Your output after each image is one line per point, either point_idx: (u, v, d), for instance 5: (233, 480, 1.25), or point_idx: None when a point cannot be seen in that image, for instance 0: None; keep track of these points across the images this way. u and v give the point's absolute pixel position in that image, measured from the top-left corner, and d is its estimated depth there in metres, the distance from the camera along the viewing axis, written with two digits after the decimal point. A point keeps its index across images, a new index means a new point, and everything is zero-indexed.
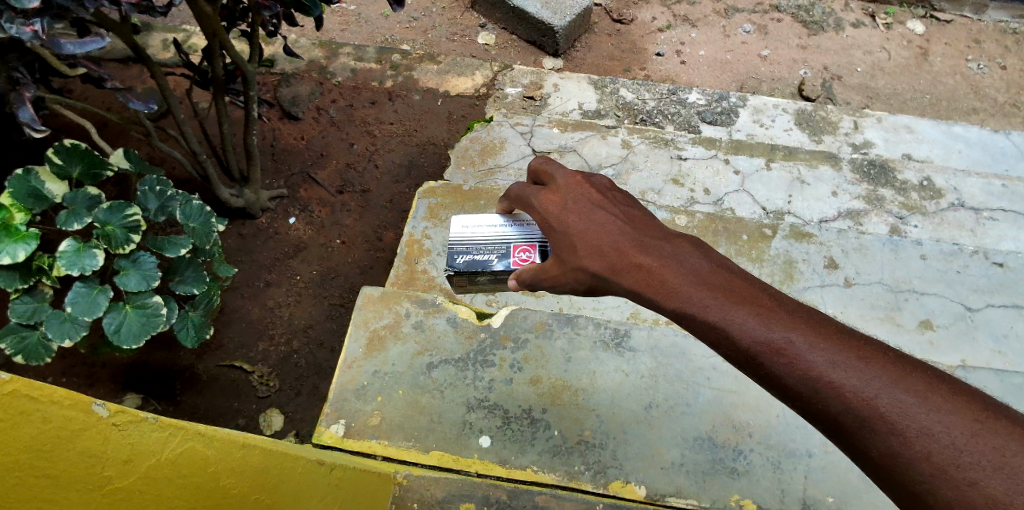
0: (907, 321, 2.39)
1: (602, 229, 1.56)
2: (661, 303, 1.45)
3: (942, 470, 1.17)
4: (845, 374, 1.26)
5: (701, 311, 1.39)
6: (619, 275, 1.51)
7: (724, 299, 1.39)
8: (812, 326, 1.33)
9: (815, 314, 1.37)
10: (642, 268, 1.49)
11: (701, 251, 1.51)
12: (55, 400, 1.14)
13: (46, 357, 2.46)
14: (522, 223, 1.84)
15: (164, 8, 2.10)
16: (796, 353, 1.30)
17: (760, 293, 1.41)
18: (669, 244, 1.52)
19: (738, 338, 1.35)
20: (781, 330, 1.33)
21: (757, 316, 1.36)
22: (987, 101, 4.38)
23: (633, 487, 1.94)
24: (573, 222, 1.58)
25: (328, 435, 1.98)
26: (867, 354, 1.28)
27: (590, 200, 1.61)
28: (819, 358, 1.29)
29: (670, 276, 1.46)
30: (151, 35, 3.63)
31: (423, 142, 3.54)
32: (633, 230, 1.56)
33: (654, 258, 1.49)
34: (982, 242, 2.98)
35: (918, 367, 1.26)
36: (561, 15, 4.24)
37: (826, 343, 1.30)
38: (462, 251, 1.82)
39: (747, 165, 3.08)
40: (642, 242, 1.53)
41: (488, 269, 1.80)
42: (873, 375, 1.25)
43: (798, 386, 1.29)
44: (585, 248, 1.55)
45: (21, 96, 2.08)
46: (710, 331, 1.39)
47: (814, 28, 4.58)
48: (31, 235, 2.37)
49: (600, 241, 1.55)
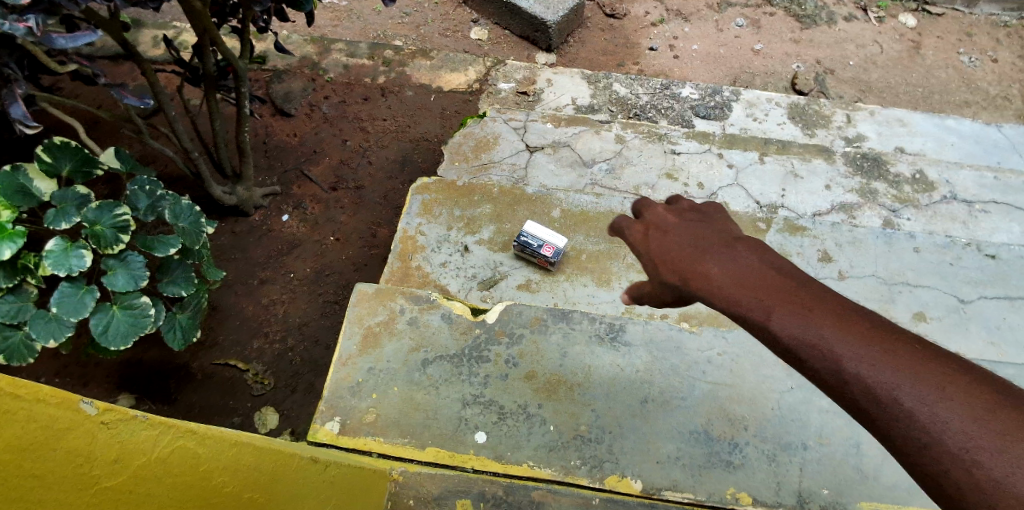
0: (901, 313, 2.40)
1: (669, 244, 1.65)
2: (710, 300, 1.51)
3: (955, 455, 1.19)
4: (871, 367, 1.29)
5: (746, 311, 1.44)
6: (678, 277, 1.58)
7: (765, 296, 1.44)
8: (846, 321, 1.36)
9: (852, 309, 1.38)
10: (699, 273, 1.54)
11: (758, 251, 1.54)
12: (40, 399, 1.10)
13: (28, 358, 2.42)
14: (550, 249, 2.44)
15: (158, 3, 2.07)
16: (828, 347, 1.33)
17: (805, 290, 1.43)
18: (726, 248, 1.57)
19: (777, 335, 1.39)
20: (814, 327, 1.36)
21: (794, 313, 1.39)
22: (978, 94, 4.40)
23: (629, 481, 1.94)
24: (653, 245, 1.67)
25: (323, 432, 1.98)
26: (894, 349, 1.30)
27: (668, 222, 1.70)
28: (849, 352, 1.31)
29: (718, 274, 1.52)
30: (141, 33, 3.61)
31: (416, 138, 3.53)
32: (694, 240, 1.62)
33: (711, 263, 1.54)
34: (976, 234, 2.99)
35: (941, 359, 1.28)
36: (554, 10, 4.22)
37: (856, 337, 1.33)
38: (533, 242, 2.44)
39: (741, 159, 3.09)
40: (704, 249, 1.58)
41: (528, 245, 2.44)
42: (897, 368, 1.27)
43: (828, 378, 1.32)
44: (661, 264, 1.63)
45: (12, 92, 2.07)
46: (753, 328, 1.43)
47: (807, 22, 4.58)
48: (17, 233, 2.34)
49: (670, 255, 1.63)
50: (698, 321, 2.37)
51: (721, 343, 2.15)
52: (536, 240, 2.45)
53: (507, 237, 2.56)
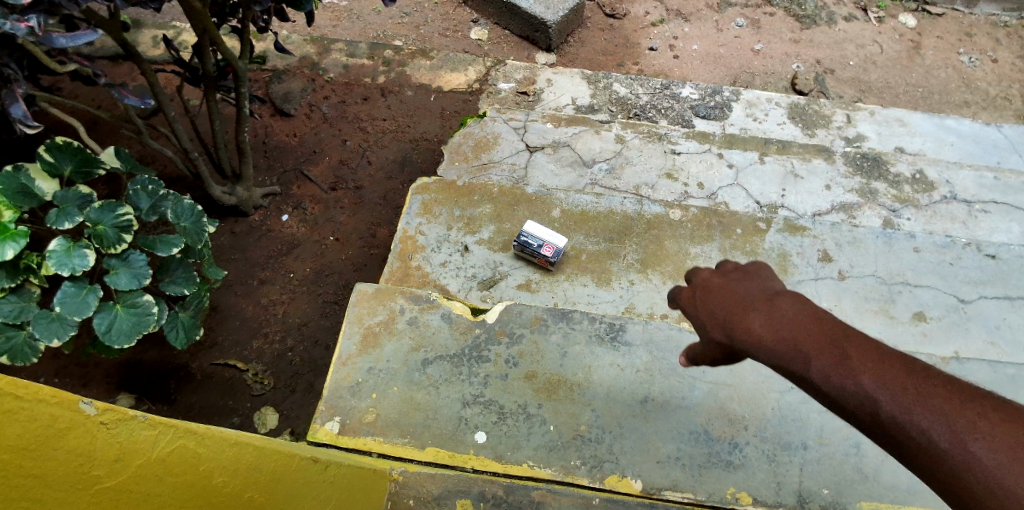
0: (901, 313, 2.41)
1: (717, 301, 1.69)
2: (758, 354, 1.55)
3: (989, 493, 1.17)
4: (903, 407, 1.30)
5: (788, 363, 1.49)
6: (726, 334, 1.63)
7: (805, 345, 1.47)
8: (880, 364, 1.37)
9: (886, 351, 1.40)
10: (746, 329, 1.58)
11: (797, 301, 1.57)
12: (40, 398, 1.10)
13: (31, 357, 2.42)
14: (551, 250, 2.44)
15: (158, 3, 2.07)
16: (863, 391, 1.36)
17: (843, 336, 1.45)
18: (768, 301, 1.60)
19: (815, 382, 1.43)
20: (850, 372, 1.38)
21: (833, 361, 1.42)
22: (978, 94, 4.40)
23: (629, 481, 1.94)
24: (702, 306, 1.72)
25: (323, 432, 1.98)
26: (925, 387, 1.30)
27: (713, 283, 1.74)
28: (882, 394, 1.33)
29: (761, 329, 1.56)
30: (140, 32, 3.61)
31: (416, 138, 3.53)
32: (739, 297, 1.66)
33: (755, 317, 1.59)
34: (976, 233, 2.99)
35: (974, 397, 1.27)
36: (554, 10, 4.22)
37: (889, 378, 1.34)
38: (533, 242, 2.43)
39: (741, 159, 3.09)
40: (750, 304, 1.62)
41: (527, 245, 2.43)
42: (929, 407, 1.28)
43: (865, 419, 1.35)
44: (710, 322, 1.68)
45: (12, 92, 2.06)
46: (796, 377, 1.47)
47: (807, 22, 4.58)
48: (19, 233, 2.33)
49: (718, 312, 1.67)
50: None
51: None
52: (536, 239, 2.44)
53: (507, 237, 2.56)
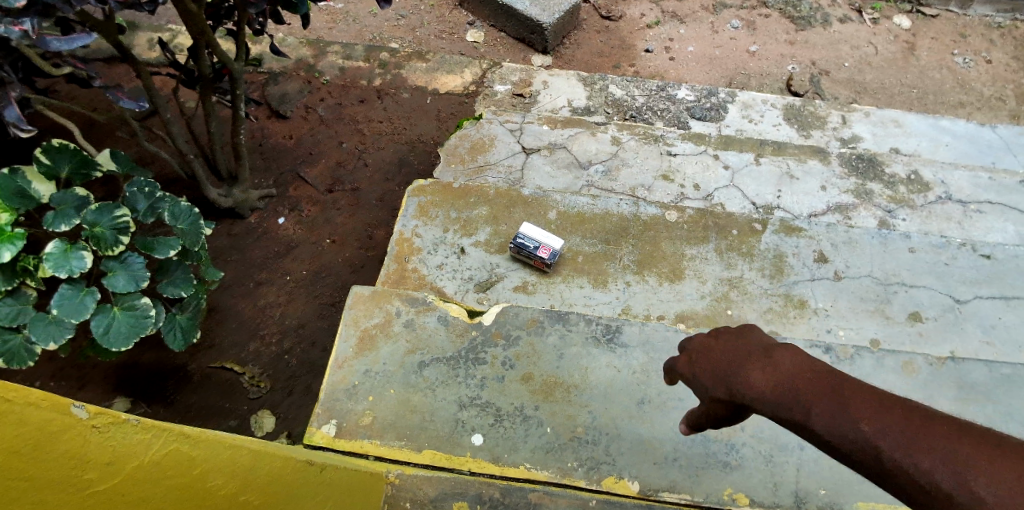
0: (896, 313, 2.42)
1: (711, 355, 1.56)
2: (760, 409, 1.43)
3: None
4: (915, 457, 1.21)
5: (793, 417, 1.38)
6: (725, 391, 1.50)
7: (805, 397, 1.37)
8: (878, 408, 1.29)
9: (885, 394, 1.31)
10: (746, 385, 1.46)
11: (794, 350, 1.46)
12: (31, 402, 1.10)
13: (27, 361, 2.40)
14: (547, 251, 2.44)
15: (153, 5, 2.06)
16: (871, 443, 1.26)
17: (843, 384, 1.36)
18: (765, 353, 1.48)
19: (824, 436, 1.33)
20: (849, 420, 1.30)
21: (834, 409, 1.33)
22: (973, 94, 4.41)
23: (627, 483, 1.94)
24: (695, 365, 1.58)
25: (319, 435, 1.97)
26: (925, 429, 1.22)
27: (705, 339, 1.60)
28: (891, 445, 1.24)
29: (761, 381, 1.44)
30: (136, 35, 3.61)
31: (412, 141, 3.53)
32: (733, 350, 1.53)
33: (754, 371, 1.46)
34: (971, 234, 3.01)
35: (986, 441, 1.17)
36: (549, 12, 4.23)
37: (897, 427, 1.25)
38: (529, 243, 2.43)
39: (737, 160, 3.09)
40: (746, 358, 1.49)
41: (523, 247, 2.43)
42: (939, 456, 1.19)
43: (878, 471, 1.25)
44: (707, 379, 1.54)
45: (6, 95, 2.05)
46: (803, 431, 1.36)
47: (802, 23, 4.60)
48: (16, 235, 2.31)
49: (716, 367, 1.53)
50: (694, 322, 2.38)
51: None
52: (532, 241, 2.44)
53: (503, 239, 2.57)
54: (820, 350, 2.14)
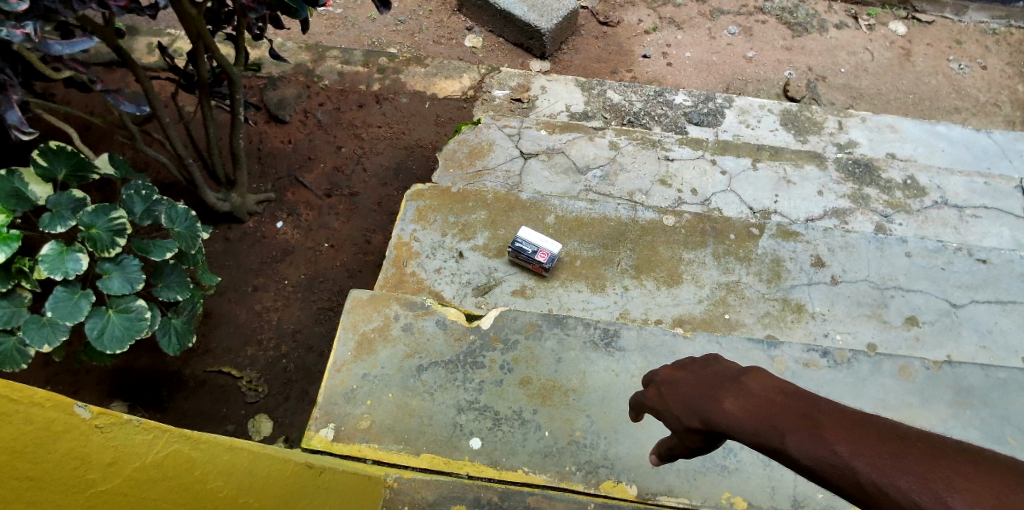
0: (893, 318, 2.43)
1: (685, 388, 1.50)
2: (735, 436, 1.37)
3: None
4: (886, 475, 1.15)
5: (768, 442, 1.32)
6: (698, 420, 1.45)
7: (778, 419, 1.32)
8: (852, 429, 1.23)
9: (860, 413, 1.26)
10: (721, 414, 1.40)
11: (762, 373, 1.42)
12: (35, 401, 1.09)
13: (20, 363, 2.40)
14: (546, 255, 2.44)
15: (154, 10, 2.07)
16: (842, 463, 1.20)
17: (812, 406, 1.31)
18: (736, 382, 1.43)
19: (799, 460, 1.26)
20: (823, 442, 1.24)
21: (807, 432, 1.27)
22: (969, 100, 4.44)
23: (625, 487, 1.94)
24: (668, 398, 1.53)
25: (318, 439, 1.97)
26: (899, 447, 1.17)
27: (677, 373, 1.55)
28: (863, 463, 1.18)
29: (732, 407, 1.39)
30: (136, 40, 3.62)
31: (410, 145, 3.53)
32: (707, 380, 1.48)
33: (725, 399, 1.41)
34: (966, 239, 3.03)
35: (956, 453, 1.13)
36: (547, 18, 4.25)
37: (867, 446, 1.19)
38: (526, 246, 2.44)
39: (734, 165, 3.10)
40: (717, 386, 1.45)
41: (522, 251, 2.44)
42: (909, 472, 1.13)
43: (854, 494, 1.19)
44: (681, 410, 1.48)
45: (7, 98, 2.04)
46: (780, 457, 1.30)
47: (798, 30, 4.62)
48: (11, 237, 2.30)
49: (689, 399, 1.48)
50: (692, 326, 2.39)
51: (715, 348, 2.16)
52: (532, 242, 2.45)
53: (501, 243, 2.57)
54: (817, 354, 2.14)
